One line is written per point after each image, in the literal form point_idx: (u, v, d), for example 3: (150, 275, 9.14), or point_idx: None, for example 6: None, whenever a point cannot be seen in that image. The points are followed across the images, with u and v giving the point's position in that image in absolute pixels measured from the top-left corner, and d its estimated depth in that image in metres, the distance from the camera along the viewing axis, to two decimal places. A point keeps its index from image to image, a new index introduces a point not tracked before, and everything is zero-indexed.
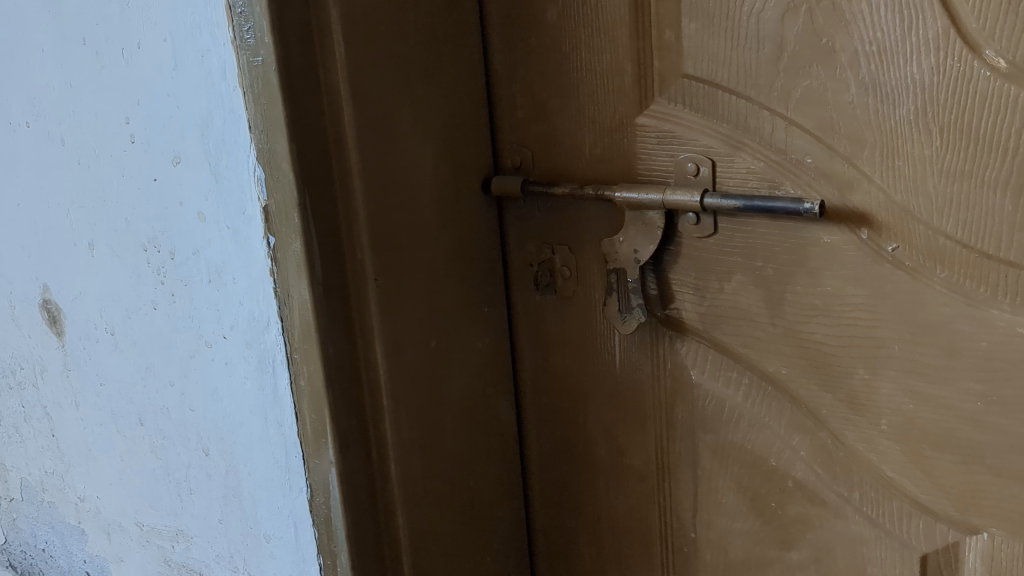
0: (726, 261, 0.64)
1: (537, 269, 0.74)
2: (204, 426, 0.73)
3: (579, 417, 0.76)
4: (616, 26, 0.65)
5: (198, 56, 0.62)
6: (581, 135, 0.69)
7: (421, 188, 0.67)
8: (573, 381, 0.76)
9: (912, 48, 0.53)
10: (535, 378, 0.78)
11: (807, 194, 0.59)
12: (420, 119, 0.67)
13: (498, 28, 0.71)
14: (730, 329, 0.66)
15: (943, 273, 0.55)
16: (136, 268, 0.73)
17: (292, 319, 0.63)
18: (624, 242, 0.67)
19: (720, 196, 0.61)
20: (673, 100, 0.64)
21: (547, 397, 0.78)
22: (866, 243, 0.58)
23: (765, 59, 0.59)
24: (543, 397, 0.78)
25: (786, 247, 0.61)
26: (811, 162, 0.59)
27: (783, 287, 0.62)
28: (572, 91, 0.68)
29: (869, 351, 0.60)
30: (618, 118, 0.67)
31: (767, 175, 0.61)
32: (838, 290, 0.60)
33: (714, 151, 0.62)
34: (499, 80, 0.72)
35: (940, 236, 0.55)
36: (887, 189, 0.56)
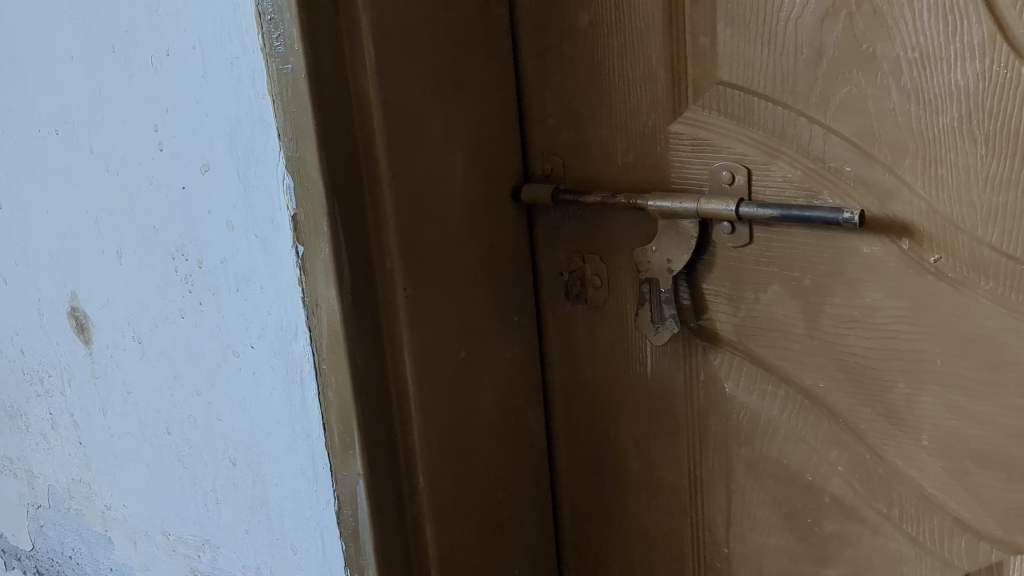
0: (761, 271, 0.63)
1: (567, 278, 0.73)
2: (231, 436, 0.73)
3: (609, 428, 0.75)
4: (649, 31, 0.64)
5: (227, 64, 0.62)
6: (613, 143, 0.68)
7: (451, 197, 0.66)
8: (604, 391, 0.75)
9: (956, 54, 0.52)
10: (564, 389, 0.77)
11: (846, 203, 0.58)
12: (450, 127, 0.66)
13: (528, 34, 0.70)
14: (765, 340, 0.65)
15: (988, 285, 0.54)
16: (163, 276, 0.72)
17: (321, 329, 0.62)
18: (657, 251, 0.66)
19: (756, 205, 0.60)
20: (707, 106, 0.63)
21: (577, 408, 0.77)
22: (907, 254, 0.57)
23: (803, 66, 0.58)
24: (573, 408, 0.77)
25: (824, 257, 0.60)
26: (850, 171, 0.57)
27: (821, 297, 0.61)
28: (604, 99, 0.67)
29: (910, 365, 0.58)
30: (651, 125, 0.66)
31: (805, 184, 0.59)
32: (878, 302, 0.58)
33: (750, 159, 0.61)
34: (529, 86, 0.71)
35: (985, 247, 0.54)
36: (929, 198, 0.55)
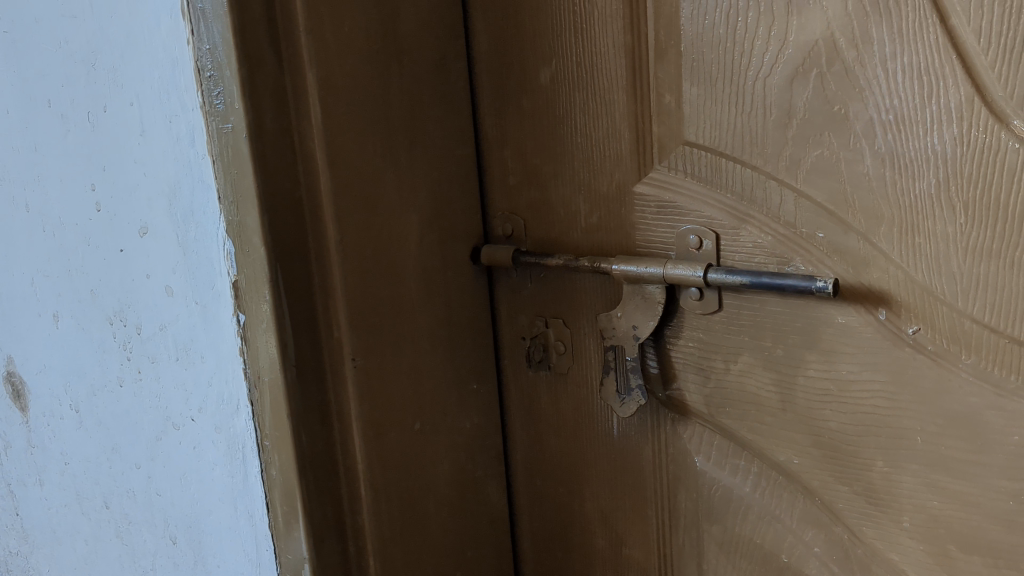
0: (731, 340, 0.60)
1: (530, 343, 0.70)
2: (171, 513, 0.68)
3: (574, 502, 0.71)
4: (612, 89, 0.61)
5: (165, 122, 0.58)
6: (576, 205, 0.65)
7: (405, 261, 0.63)
8: (568, 463, 0.71)
9: (932, 117, 0.49)
10: (527, 459, 0.73)
11: (819, 270, 0.55)
12: (405, 189, 0.63)
13: (488, 90, 0.67)
14: (735, 413, 0.61)
15: (969, 359, 0.51)
16: (101, 342, 0.68)
17: (263, 403, 0.58)
18: (622, 317, 0.62)
19: (725, 271, 0.57)
20: (673, 167, 0.60)
21: (540, 480, 0.73)
22: (884, 325, 0.54)
23: (772, 126, 0.55)
24: (536, 479, 0.73)
25: (797, 327, 0.57)
26: (823, 238, 0.55)
27: (794, 368, 0.58)
28: (566, 158, 0.64)
29: (889, 441, 0.55)
30: (616, 186, 0.63)
31: (776, 250, 0.56)
32: (854, 375, 0.55)
33: (719, 223, 0.58)
34: (489, 143, 0.68)
35: (966, 319, 0.51)
36: (905, 266, 0.52)
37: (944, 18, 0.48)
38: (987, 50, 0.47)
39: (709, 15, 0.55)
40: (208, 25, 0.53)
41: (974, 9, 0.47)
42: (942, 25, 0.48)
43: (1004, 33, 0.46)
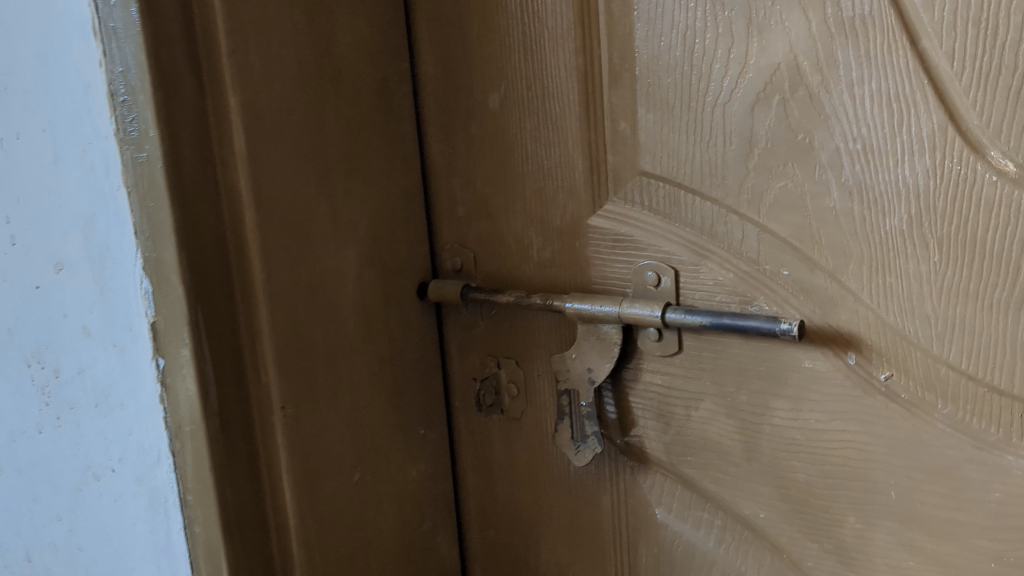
0: (691, 385, 0.56)
1: (481, 385, 0.66)
2: (94, 569, 0.63)
3: (530, 555, 0.67)
4: (564, 115, 0.57)
5: (78, 150, 0.54)
6: (528, 238, 0.61)
7: (341, 299, 0.59)
8: (522, 513, 0.66)
9: (903, 147, 0.46)
10: (480, 507, 0.69)
11: (784, 311, 0.51)
12: (341, 221, 0.58)
13: (434, 116, 0.63)
14: (697, 463, 0.57)
15: (945, 408, 0.47)
16: (20, 385, 0.63)
17: (184, 455, 0.52)
18: (576, 358, 0.58)
19: (684, 311, 0.53)
20: (629, 199, 0.56)
21: (494, 530, 0.68)
22: (854, 369, 0.50)
23: (732, 155, 0.51)
24: (490, 530, 0.69)
25: (760, 371, 0.53)
26: (787, 275, 0.51)
27: (760, 417, 0.53)
28: (517, 189, 0.60)
29: (860, 496, 0.51)
30: (570, 218, 0.58)
31: (738, 288, 0.52)
32: (822, 425, 0.51)
33: (678, 259, 0.54)
34: (437, 172, 0.64)
35: (942, 365, 0.47)
36: (875, 307, 0.48)
37: (914, 40, 0.44)
38: (960, 75, 0.43)
39: (664, 37, 0.52)
40: (120, 45, 0.48)
41: (946, 31, 0.43)
42: (912, 48, 0.44)
43: (980, 57, 0.42)
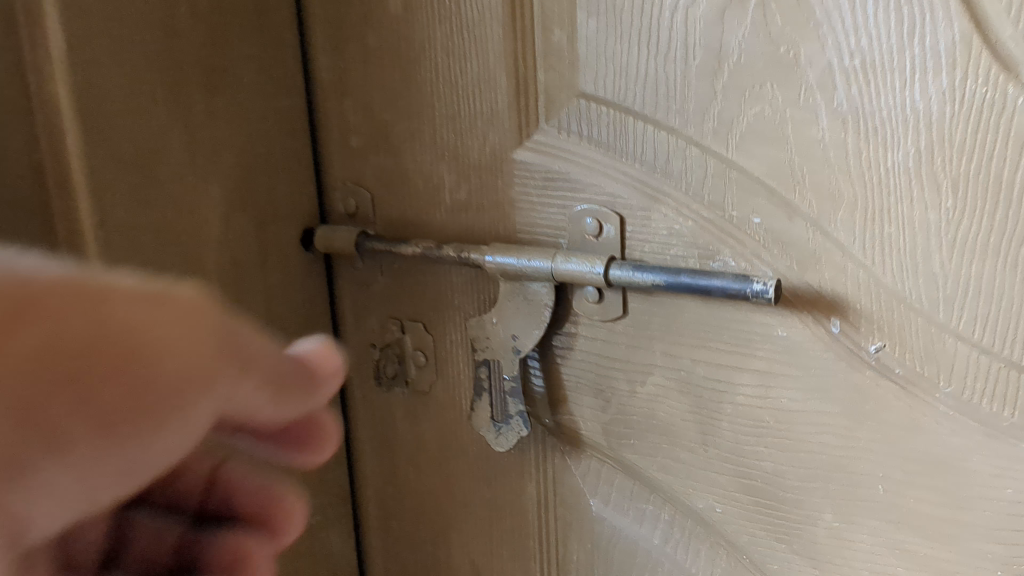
0: (637, 355, 0.46)
1: (381, 352, 0.55)
2: None
3: (439, 551, 0.57)
4: (484, 21, 0.46)
5: None
6: (439, 175, 0.50)
7: (203, 251, 0.47)
8: (431, 502, 0.56)
9: (914, 64, 0.36)
10: (379, 496, 0.58)
11: (754, 269, 0.42)
12: (200, 153, 0.47)
13: (321, 22, 0.51)
14: (642, 449, 0.47)
15: (948, 387, 0.39)
16: None
17: None
18: (497, 323, 0.48)
19: (632, 267, 0.43)
20: (564, 129, 0.45)
21: (396, 522, 0.58)
22: (839, 340, 0.41)
23: (695, 74, 0.41)
24: (391, 522, 0.58)
25: (722, 340, 0.43)
26: (759, 224, 0.41)
27: (720, 394, 0.44)
28: (426, 115, 0.49)
29: (840, 490, 0.43)
30: (490, 151, 0.48)
31: (698, 240, 0.43)
32: (798, 405, 0.43)
33: (624, 202, 0.44)
34: (325, 92, 0.52)
35: (948, 335, 0.39)
36: (868, 262, 0.40)
37: None
38: None
39: None
40: None
41: None
42: None
43: None
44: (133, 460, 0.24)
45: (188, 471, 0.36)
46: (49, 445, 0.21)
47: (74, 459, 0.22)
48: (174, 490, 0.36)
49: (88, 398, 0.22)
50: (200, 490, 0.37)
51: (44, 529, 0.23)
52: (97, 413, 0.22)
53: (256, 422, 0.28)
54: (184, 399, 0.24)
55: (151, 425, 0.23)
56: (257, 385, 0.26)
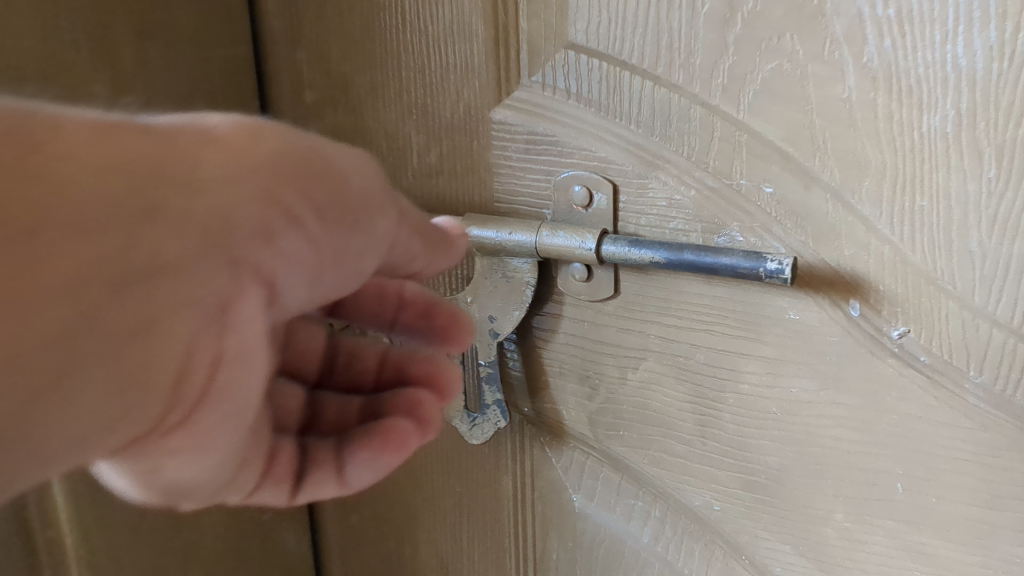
0: (629, 339, 0.42)
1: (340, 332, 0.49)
2: None
3: (403, 540, 0.54)
4: None
5: None
6: (407, 135, 0.46)
7: None
8: (396, 490, 0.53)
9: (959, 12, 0.31)
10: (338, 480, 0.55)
11: (765, 245, 0.38)
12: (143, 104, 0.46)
13: None
14: (633, 440, 0.43)
15: (977, 373, 0.35)
16: None
17: None
18: (473, 304, 0.43)
19: (627, 242, 0.39)
20: (550, 85, 0.41)
21: (357, 503, 0.56)
22: (858, 324, 0.37)
23: (703, 22, 0.36)
24: (353, 505, 0.56)
25: (726, 324, 0.39)
26: (772, 194, 0.37)
27: (721, 383, 0.40)
28: (389, 68, 0.45)
29: (853, 487, 0.39)
30: (463, 108, 0.44)
31: (701, 213, 0.39)
32: (809, 396, 0.39)
33: (618, 168, 0.40)
34: (277, 43, 0.49)
35: (983, 321, 0.34)
36: (896, 238, 0.35)
37: None
38: None
39: None
40: None
41: None
42: None
43: None
44: (334, 256, 0.30)
45: (365, 357, 0.42)
46: (291, 216, 0.27)
47: (312, 235, 0.28)
48: (351, 372, 0.42)
49: (290, 184, 0.27)
50: (374, 372, 0.42)
51: (288, 301, 0.30)
52: (306, 198, 0.28)
53: (404, 271, 0.34)
54: (368, 205, 0.30)
55: (333, 223, 0.29)
56: (399, 218, 0.32)
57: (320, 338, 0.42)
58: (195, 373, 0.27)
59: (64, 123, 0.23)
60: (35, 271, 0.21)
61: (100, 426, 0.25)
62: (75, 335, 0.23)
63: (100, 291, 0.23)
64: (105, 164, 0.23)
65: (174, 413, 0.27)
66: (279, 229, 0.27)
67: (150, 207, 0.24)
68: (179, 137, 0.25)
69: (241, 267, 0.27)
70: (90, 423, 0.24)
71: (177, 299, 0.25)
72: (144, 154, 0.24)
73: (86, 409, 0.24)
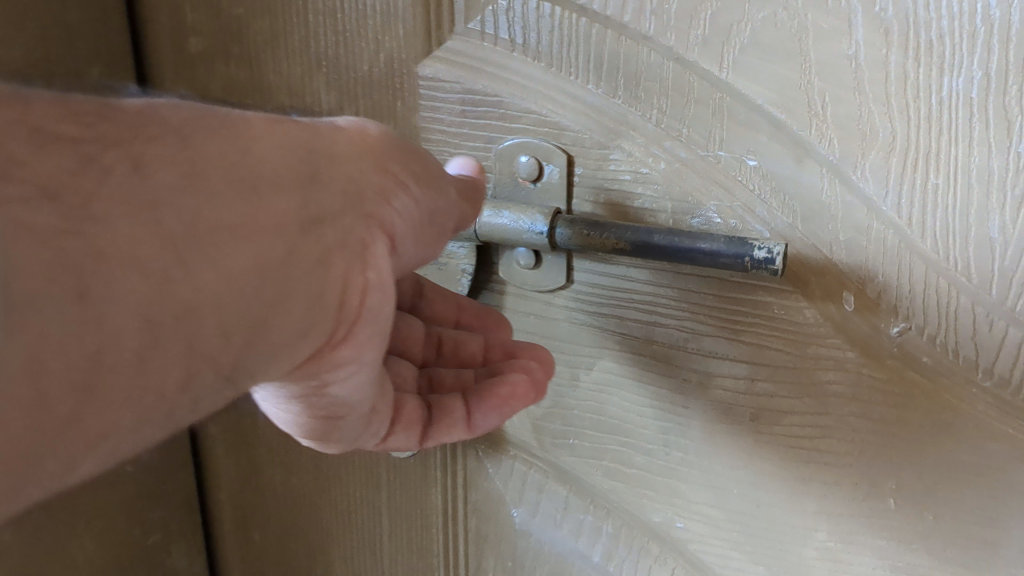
0: (585, 335, 0.37)
1: None
2: None
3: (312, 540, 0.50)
4: None
5: None
6: (314, 92, 0.40)
7: None
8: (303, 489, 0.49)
9: None
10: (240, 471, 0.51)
11: (746, 228, 0.32)
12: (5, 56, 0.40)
13: None
14: (586, 450, 0.39)
15: (987, 377, 0.30)
16: None
17: None
18: None
19: (582, 224, 0.33)
20: (492, 36, 0.35)
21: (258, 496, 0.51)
22: (851, 321, 0.32)
23: None
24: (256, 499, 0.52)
25: (692, 324, 0.35)
26: (756, 167, 0.31)
27: (687, 387, 0.36)
28: (294, 9, 0.39)
29: (834, 503, 0.34)
30: (384, 61, 0.38)
31: (671, 189, 0.33)
32: (788, 404, 0.34)
33: (573, 135, 0.34)
34: None
35: (998, 318, 0.29)
36: (901, 221, 0.29)
37: None
38: None
39: None
40: None
41: None
42: None
43: None
44: (428, 217, 0.30)
45: (464, 344, 0.39)
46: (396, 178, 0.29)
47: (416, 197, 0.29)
48: (457, 356, 0.39)
49: (393, 156, 0.29)
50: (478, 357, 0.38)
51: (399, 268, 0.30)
52: (400, 162, 0.29)
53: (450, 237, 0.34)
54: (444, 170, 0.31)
55: (430, 184, 0.30)
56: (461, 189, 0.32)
57: (420, 328, 0.39)
58: (350, 302, 0.27)
59: (245, 114, 0.26)
60: (251, 211, 0.24)
61: (304, 332, 0.26)
62: (284, 259, 0.25)
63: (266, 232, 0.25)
64: (277, 143, 0.26)
65: (342, 326, 0.27)
66: (392, 189, 0.28)
67: (303, 171, 0.26)
68: (317, 125, 0.28)
69: (364, 214, 0.27)
70: (284, 336, 0.26)
71: (327, 242, 0.26)
72: (286, 136, 0.26)
73: (290, 324, 0.26)
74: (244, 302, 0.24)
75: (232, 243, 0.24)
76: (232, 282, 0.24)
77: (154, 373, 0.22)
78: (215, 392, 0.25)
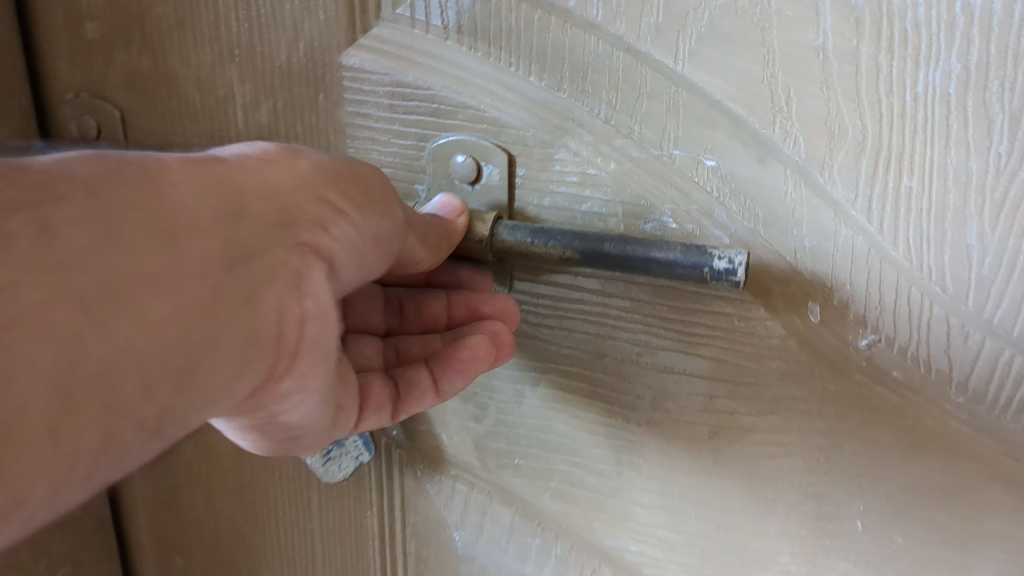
0: (531, 347, 0.35)
1: None
2: None
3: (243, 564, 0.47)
4: None
5: None
6: (228, 83, 0.36)
7: None
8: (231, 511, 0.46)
9: None
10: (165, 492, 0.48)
11: (704, 233, 0.30)
12: None
13: None
14: (534, 469, 0.37)
15: (962, 394, 0.27)
16: None
17: None
18: None
19: (527, 231, 0.30)
20: (423, 22, 0.32)
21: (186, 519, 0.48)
22: (817, 335, 0.29)
23: None
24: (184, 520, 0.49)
25: (644, 336, 0.32)
26: (713, 167, 0.29)
27: (642, 403, 0.33)
28: None
29: (797, 524, 0.32)
30: (303, 50, 0.34)
31: (622, 192, 0.30)
32: (752, 422, 0.31)
33: (513, 132, 0.31)
34: None
35: (976, 331, 0.26)
36: (872, 227, 0.27)
37: None
38: None
39: None
40: None
41: None
42: None
43: None
44: (375, 244, 0.28)
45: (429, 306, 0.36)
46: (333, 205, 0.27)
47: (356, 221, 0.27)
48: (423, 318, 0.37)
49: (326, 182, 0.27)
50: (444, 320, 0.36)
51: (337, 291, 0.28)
52: (337, 186, 0.27)
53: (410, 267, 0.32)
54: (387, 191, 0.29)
55: (374, 207, 0.28)
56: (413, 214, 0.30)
57: (380, 294, 0.37)
58: (286, 334, 0.25)
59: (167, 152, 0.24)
60: (183, 248, 0.22)
61: (238, 374, 0.24)
62: (214, 298, 0.23)
63: (195, 271, 0.22)
64: (205, 181, 0.24)
65: (282, 361, 0.25)
66: (330, 218, 0.26)
67: (232, 207, 0.24)
68: (245, 161, 0.25)
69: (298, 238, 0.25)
70: (216, 378, 0.23)
71: (260, 278, 0.24)
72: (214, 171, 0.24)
73: (226, 366, 0.23)
74: (175, 348, 0.22)
75: (157, 290, 0.21)
76: (160, 332, 0.21)
77: (75, 437, 0.20)
78: (143, 448, 0.22)
